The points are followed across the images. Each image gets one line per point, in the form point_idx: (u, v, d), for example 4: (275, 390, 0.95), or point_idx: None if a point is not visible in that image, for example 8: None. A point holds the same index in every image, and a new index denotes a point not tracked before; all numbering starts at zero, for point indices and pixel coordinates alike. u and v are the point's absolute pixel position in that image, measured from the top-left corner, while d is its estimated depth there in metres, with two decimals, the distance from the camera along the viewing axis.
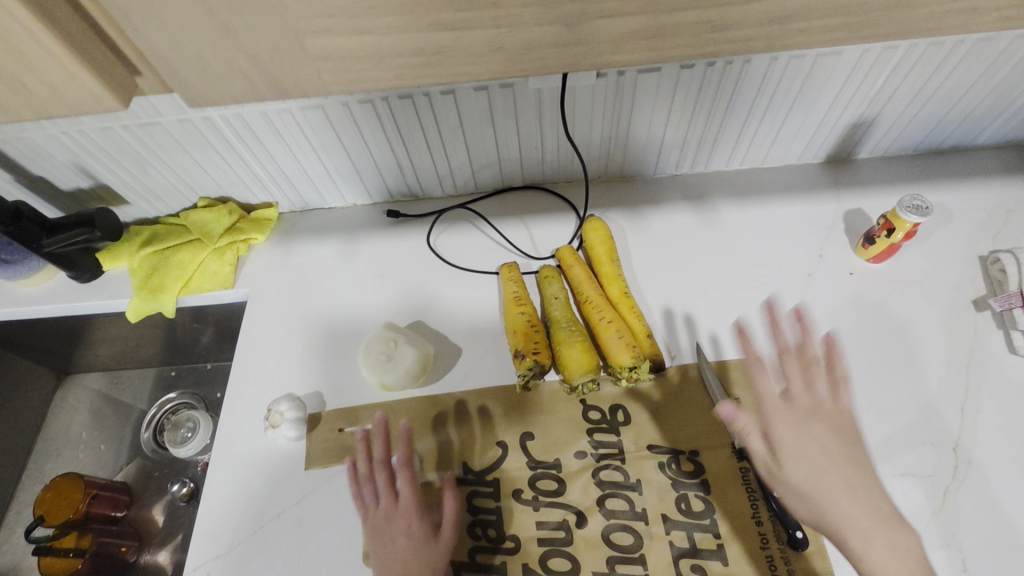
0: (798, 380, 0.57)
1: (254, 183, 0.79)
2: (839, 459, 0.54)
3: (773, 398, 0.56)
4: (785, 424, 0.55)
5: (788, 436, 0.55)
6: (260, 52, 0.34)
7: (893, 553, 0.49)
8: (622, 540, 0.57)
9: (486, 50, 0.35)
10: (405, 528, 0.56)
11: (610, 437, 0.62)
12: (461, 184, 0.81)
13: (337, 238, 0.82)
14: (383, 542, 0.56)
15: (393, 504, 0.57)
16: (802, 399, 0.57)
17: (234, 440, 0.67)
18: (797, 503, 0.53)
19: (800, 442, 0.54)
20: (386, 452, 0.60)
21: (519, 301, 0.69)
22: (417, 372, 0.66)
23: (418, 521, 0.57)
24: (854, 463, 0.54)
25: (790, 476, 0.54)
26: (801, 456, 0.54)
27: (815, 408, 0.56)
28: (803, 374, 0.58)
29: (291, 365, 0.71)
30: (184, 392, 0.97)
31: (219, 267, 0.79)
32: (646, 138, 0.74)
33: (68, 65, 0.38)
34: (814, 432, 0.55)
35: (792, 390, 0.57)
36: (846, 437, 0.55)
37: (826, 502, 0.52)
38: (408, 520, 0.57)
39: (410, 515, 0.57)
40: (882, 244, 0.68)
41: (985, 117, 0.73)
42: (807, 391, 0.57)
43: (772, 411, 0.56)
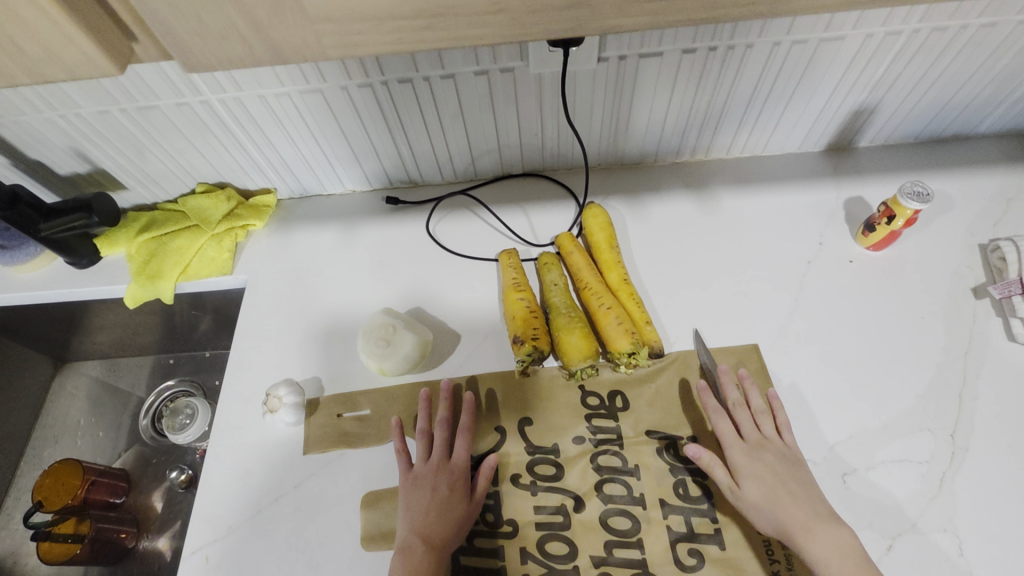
0: (746, 418, 0.59)
1: (253, 169, 0.79)
2: (791, 481, 0.55)
3: (725, 431, 0.58)
4: (738, 454, 0.57)
5: (740, 460, 0.56)
6: (260, 13, 0.33)
7: (833, 546, 0.50)
8: (620, 525, 0.57)
9: (488, 13, 0.34)
10: (445, 483, 0.58)
11: (608, 423, 0.62)
12: (461, 171, 0.81)
13: (336, 225, 0.81)
14: (416, 495, 0.57)
15: (438, 461, 0.59)
16: (752, 434, 0.58)
17: (232, 425, 0.67)
18: (758, 519, 0.54)
19: (754, 468, 0.55)
20: (449, 413, 0.62)
21: (518, 287, 0.69)
22: (416, 356, 0.66)
23: (458, 481, 0.58)
24: (804, 487, 0.55)
25: (749, 495, 0.54)
26: (756, 479, 0.55)
27: (763, 441, 0.58)
28: (750, 414, 0.60)
29: (290, 351, 0.71)
30: (182, 379, 0.97)
31: (218, 254, 0.79)
32: (646, 125, 0.74)
33: (67, 31, 0.34)
34: (765, 460, 0.56)
35: (742, 426, 0.59)
36: (796, 465, 0.56)
37: (774, 512, 0.53)
38: (449, 477, 0.58)
39: (452, 473, 0.58)
40: (882, 232, 0.68)
41: (986, 105, 0.73)
42: (756, 427, 0.59)
43: (726, 441, 0.58)
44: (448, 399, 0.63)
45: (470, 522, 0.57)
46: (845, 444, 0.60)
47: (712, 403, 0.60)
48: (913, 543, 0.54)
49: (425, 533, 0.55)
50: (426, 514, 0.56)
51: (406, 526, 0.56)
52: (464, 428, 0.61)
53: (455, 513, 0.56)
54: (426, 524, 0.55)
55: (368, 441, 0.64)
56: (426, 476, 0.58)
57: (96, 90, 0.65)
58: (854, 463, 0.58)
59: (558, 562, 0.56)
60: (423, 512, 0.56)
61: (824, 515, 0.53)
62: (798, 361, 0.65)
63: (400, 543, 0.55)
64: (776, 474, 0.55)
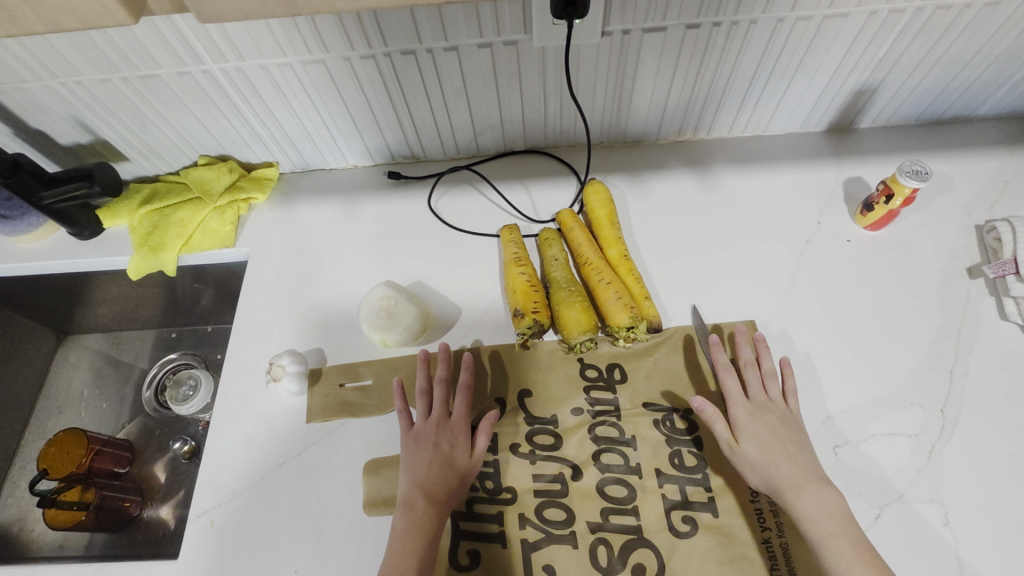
0: (755, 380, 0.60)
1: (255, 141, 0.79)
2: (789, 442, 0.56)
3: (732, 390, 0.59)
4: (742, 412, 0.58)
5: (744, 419, 0.58)
6: None
7: (818, 504, 0.52)
8: (616, 493, 0.58)
9: None
10: (446, 440, 0.59)
11: (606, 395, 0.63)
12: (463, 147, 0.81)
13: (338, 199, 0.82)
14: (419, 453, 0.58)
15: (439, 418, 0.60)
16: (758, 395, 0.59)
17: (235, 393, 0.68)
18: (751, 475, 0.55)
19: (756, 426, 0.57)
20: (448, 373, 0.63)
21: (519, 262, 0.70)
22: (419, 329, 0.67)
23: (459, 438, 0.59)
24: (800, 449, 0.56)
25: (746, 451, 0.56)
26: (755, 438, 0.56)
27: (768, 402, 0.59)
28: (759, 376, 0.60)
29: (292, 322, 0.72)
30: (185, 352, 0.98)
31: (220, 226, 0.79)
32: (649, 103, 0.74)
33: None
34: (767, 421, 0.57)
35: (749, 385, 0.60)
36: (796, 429, 0.57)
37: (768, 469, 0.54)
38: (450, 434, 0.59)
39: (453, 431, 0.59)
40: (881, 211, 0.68)
41: (988, 87, 0.73)
42: (763, 389, 0.60)
43: (732, 398, 0.59)
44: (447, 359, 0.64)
45: (472, 476, 0.58)
46: (837, 417, 0.61)
47: (723, 359, 0.61)
48: (900, 512, 0.56)
49: (428, 488, 0.56)
50: (428, 470, 0.57)
51: (409, 482, 0.57)
52: (463, 386, 0.62)
53: (456, 469, 0.57)
54: (429, 480, 0.56)
55: (370, 410, 0.65)
56: (427, 433, 0.59)
57: (98, 58, 0.65)
58: (844, 436, 0.60)
59: (555, 527, 0.57)
60: (424, 469, 0.57)
61: (815, 476, 0.54)
62: (793, 338, 0.66)
63: (403, 498, 0.56)
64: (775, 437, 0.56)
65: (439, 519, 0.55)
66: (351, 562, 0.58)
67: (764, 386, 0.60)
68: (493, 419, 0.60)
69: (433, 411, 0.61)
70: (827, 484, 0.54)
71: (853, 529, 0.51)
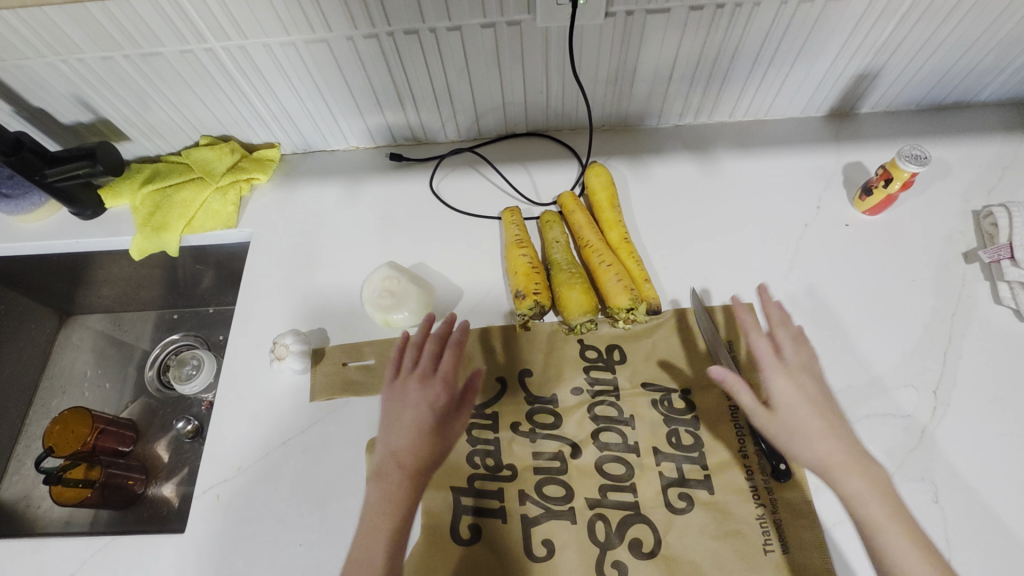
0: (788, 342, 0.58)
1: (256, 122, 0.79)
2: (827, 407, 0.54)
3: (766, 353, 0.57)
4: (780, 376, 0.55)
5: (781, 383, 0.55)
6: None
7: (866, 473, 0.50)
8: (615, 470, 0.60)
9: None
10: (428, 402, 0.56)
11: (605, 374, 0.64)
12: (465, 129, 0.81)
13: (340, 180, 0.82)
14: (396, 411, 0.56)
15: (423, 378, 0.58)
16: (792, 358, 0.57)
17: (239, 372, 0.69)
18: (792, 442, 0.53)
19: (796, 391, 0.55)
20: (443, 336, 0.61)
21: (520, 244, 0.70)
22: (421, 310, 0.68)
23: (441, 400, 0.56)
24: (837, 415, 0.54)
25: (785, 418, 0.54)
26: (796, 403, 0.54)
27: (806, 365, 0.57)
28: (790, 338, 0.59)
29: (295, 302, 0.73)
30: (186, 333, 0.99)
31: (222, 207, 0.79)
32: (651, 86, 0.74)
33: None
34: (805, 384, 0.55)
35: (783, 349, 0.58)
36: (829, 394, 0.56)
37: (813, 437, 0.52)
38: (433, 397, 0.56)
39: (435, 391, 0.57)
40: (879, 195, 0.69)
41: (989, 72, 0.73)
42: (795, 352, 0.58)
43: (766, 362, 0.57)
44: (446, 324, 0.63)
45: (452, 442, 0.56)
46: (832, 398, 0.62)
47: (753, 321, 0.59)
48: None
49: (407, 450, 0.53)
50: (407, 435, 0.54)
51: (387, 444, 0.54)
52: (454, 348, 0.60)
53: (437, 432, 0.55)
54: (408, 442, 0.54)
55: (373, 389, 0.66)
56: (410, 393, 0.57)
57: (99, 35, 0.64)
58: None
59: (554, 503, 0.58)
60: (398, 430, 0.54)
61: (855, 444, 0.53)
62: (790, 321, 0.67)
63: (382, 461, 0.53)
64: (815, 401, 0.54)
65: (417, 484, 0.53)
66: (355, 536, 0.59)
67: (797, 349, 0.58)
68: (477, 381, 0.58)
69: (418, 371, 0.59)
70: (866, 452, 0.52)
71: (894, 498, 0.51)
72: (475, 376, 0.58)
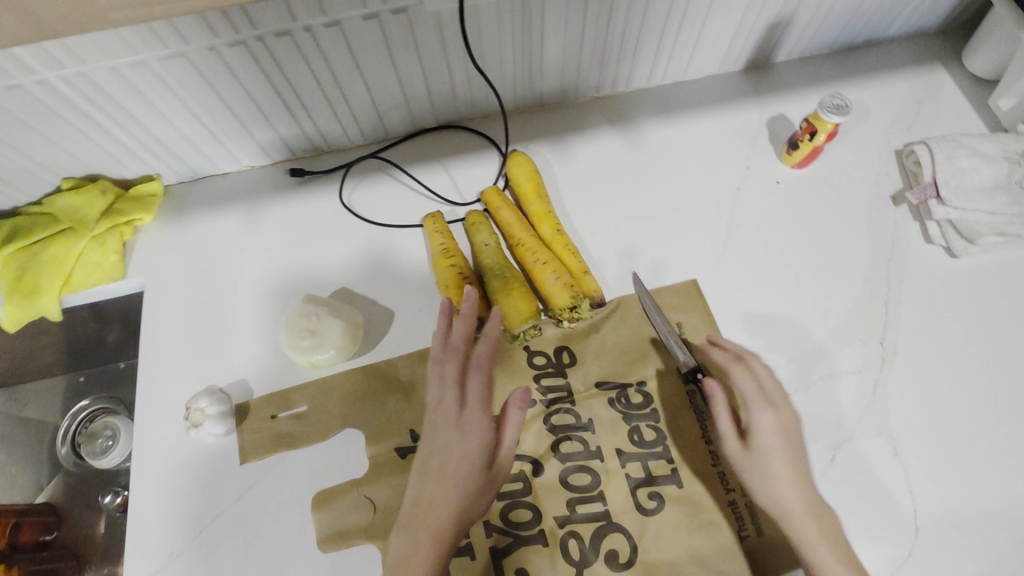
0: (750, 382, 0.53)
1: (125, 155, 0.68)
2: (792, 457, 0.50)
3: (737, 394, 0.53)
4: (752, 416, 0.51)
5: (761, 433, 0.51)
6: None
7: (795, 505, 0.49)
8: (580, 481, 0.57)
9: None
10: (460, 441, 0.49)
11: (557, 380, 0.60)
12: (369, 131, 0.73)
13: (238, 206, 0.73)
14: (168, 406, 0.63)
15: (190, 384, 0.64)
16: (758, 397, 0.53)
17: (154, 446, 0.61)
18: (760, 489, 0.50)
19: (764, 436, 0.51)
20: (207, 354, 0.65)
21: (447, 253, 0.65)
22: (348, 345, 0.61)
23: (477, 432, 0.50)
24: (798, 457, 0.51)
25: (756, 459, 0.50)
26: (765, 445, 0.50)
27: (782, 407, 0.52)
28: (753, 376, 0.54)
29: (207, 355, 0.65)
30: (98, 398, 0.88)
31: (104, 257, 0.69)
32: (561, 60, 0.69)
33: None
34: (772, 425, 0.51)
35: (745, 388, 0.53)
36: (797, 436, 0.52)
37: (772, 485, 0.49)
38: (182, 398, 0.63)
39: (471, 425, 0.50)
40: (806, 148, 0.67)
41: (895, 8, 0.72)
42: (760, 390, 0.53)
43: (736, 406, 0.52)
44: (219, 350, 0.65)
45: (202, 449, 0.60)
46: (787, 365, 0.61)
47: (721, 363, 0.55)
48: (851, 452, 0.58)
49: (436, 497, 0.48)
50: (155, 428, 0.62)
51: (414, 491, 0.49)
52: (217, 363, 0.64)
53: (468, 476, 0.49)
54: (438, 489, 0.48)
55: (310, 439, 0.60)
56: (432, 419, 0.51)
57: None
58: (794, 383, 0.60)
59: (523, 528, 0.55)
60: (155, 422, 0.62)
61: (816, 497, 0.50)
62: (736, 292, 0.65)
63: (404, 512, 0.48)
64: (789, 442, 0.51)
65: (447, 546, 0.47)
66: None
67: (764, 388, 0.53)
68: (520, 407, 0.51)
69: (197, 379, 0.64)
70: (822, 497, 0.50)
71: (827, 518, 0.49)
72: (237, 385, 0.63)
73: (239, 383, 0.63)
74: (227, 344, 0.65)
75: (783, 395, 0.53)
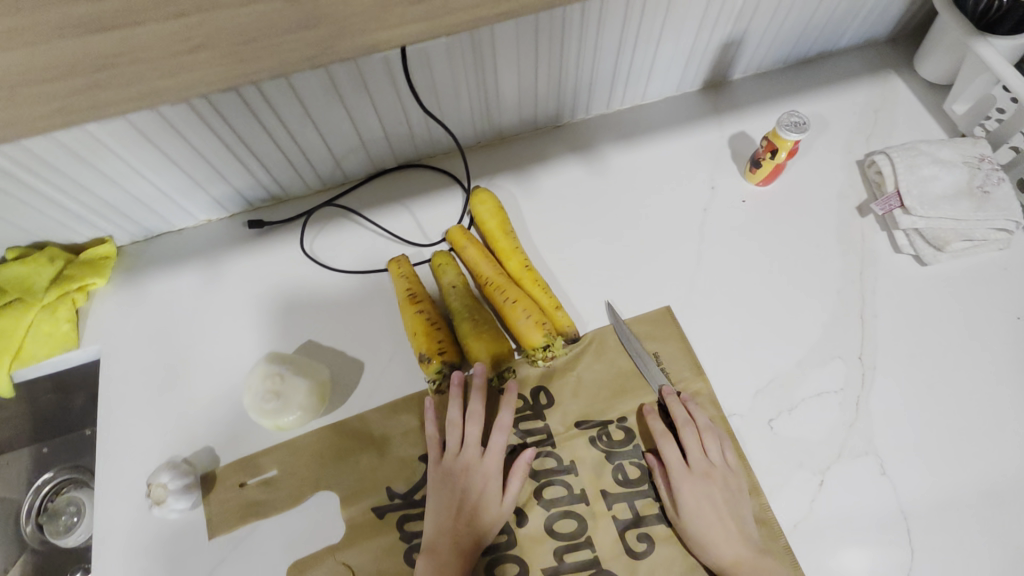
0: (694, 442, 0.55)
1: (72, 220, 0.65)
2: (730, 517, 0.53)
3: (673, 460, 0.55)
4: (685, 482, 0.54)
5: (693, 501, 0.53)
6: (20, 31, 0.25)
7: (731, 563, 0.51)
8: (567, 528, 0.55)
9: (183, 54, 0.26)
10: (477, 483, 0.55)
11: (536, 423, 0.59)
12: (327, 176, 0.72)
13: (196, 263, 0.70)
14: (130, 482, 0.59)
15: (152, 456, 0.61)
16: (698, 461, 0.55)
17: (116, 526, 0.57)
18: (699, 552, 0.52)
19: (700, 502, 0.53)
20: (169, 422, 0.62)
21: (414, 299, 0.63)
22: (315, 404, 0.59)
23: (492, 474, 0.55)
24: (739, 515, 0.53)
25: (692, 525, 0.53)
26: (699, 510, 0.53)
27: (716, 471, 0.54)
28: (698, 436, 0.56)
29: (170, 423, 0.62)
30: (62, 470, 0.84)
31: (55, 327, 0.66)
32: (517, 93, 0.68)
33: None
34: (708, 490, 0.54)
35: (689, 450, 0.55)
36: (738, 495, 0.54)
37: (708, 548, 0.52)
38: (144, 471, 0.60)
39: (486, 469, 0.55)
40: (768, 166, 0.67)
41: (844, 20, 0.73)
42: (703, 451, 0.55)
43: (675, 470, 0.54)
44: (182, 417, 0.62)
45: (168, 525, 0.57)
46: (768, 388, 0.60)
47: (659, 428, 0.57)
48: (838, 476, 0.56)
49: (455, 532, 0.53)
50: (116, 507, 0.58)
51: (434, 528, 0.53)
52: (179, 431, 0.61)
53: (483, 514, 0.54)
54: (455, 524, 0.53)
55: (281, 505, 0.57)
56: (436, 476, 0.56)
57: None
58: (776, 408, 0.59)
59: None
60: (116, 500, 0.59)
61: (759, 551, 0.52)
62: (710, 317, 0.64)
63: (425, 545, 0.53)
64: (718, 509, 0.53)
65: None
66: None
67: (704, 450, 0.55)
68: (529, 459, 0.55)
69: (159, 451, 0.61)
70: (762, 550, 0.52)
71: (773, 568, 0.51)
72: (202, 453, 0.60)
73: (203, 451, 0.60)
74: (190, 410, 0.62)
75: (725, 453, 0.56)
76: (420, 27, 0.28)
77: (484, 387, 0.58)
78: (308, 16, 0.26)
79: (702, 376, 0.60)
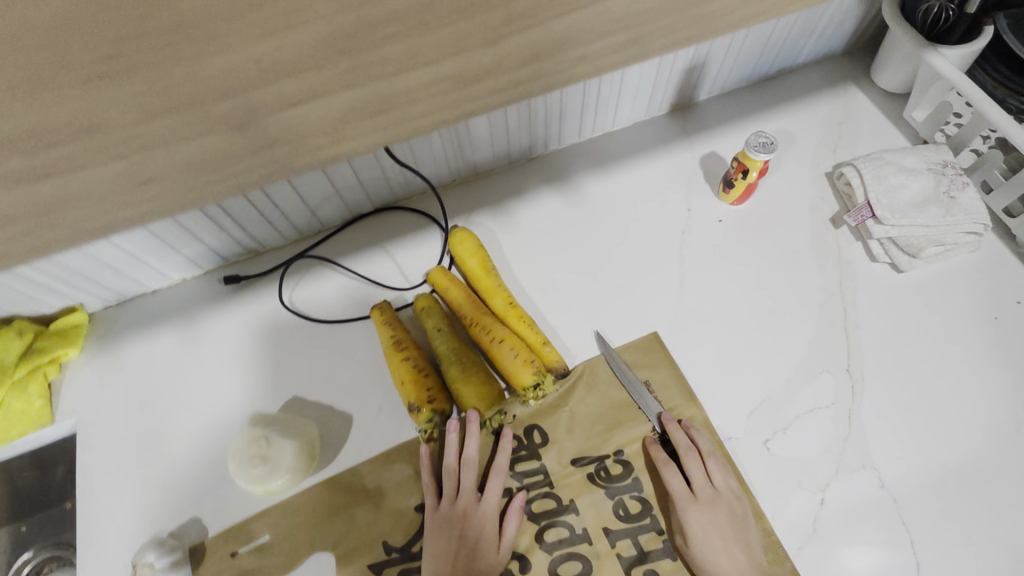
0: (698, 469, 0.55)
1: (40, 292, 0.63)
2: (735, 544, 0.53)
3: (677, 487, 0.55)
4: (690, 510, 0.54)
5: (700, 529, 0.53)
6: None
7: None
8: (571, 570, 0.54)
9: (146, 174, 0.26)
10: (476, 526, 0.55)
11: (532, 464, 0.58)
12: (303, 226, 0.71)
13: (173, 324, 0.68)
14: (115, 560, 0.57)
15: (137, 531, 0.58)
16: (703, 488, 0.55)
17: None
18: None
19: (705, 530, 0.53)
20: (153, 494, 0.60)
21: (399, 346, 0.61)
22: (304, 464, 0.57)
23: (490, 517, 0.56)
24: (744, 542, 0.53)
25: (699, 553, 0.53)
26: (706, 538, 0.53)
27: (722, 497, 0.54)
28: (701, 463, 0.56)
29: (154, 494, 0.59)
30: (42, 547, 0.80)
31: (26, 404, 0.63)
32: (488, 131, 0.68)
33: None
34: (714, 517, 0.54)
35: (693, 477, 0.55)
36: (744, 520, 0.54)
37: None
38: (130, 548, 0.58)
39: (484, 512, 0.56)
40: (740, 186, 0.68)
41: (801, 38, 0.74)
42: (707, 478, 0.55)
43: (679, 499, 0.54)
44: (167, 487, 0.60)
45: None
46: (762, 408, 0.60)
47: (662, 456, 0.57)
48: (839, 493, 0.56)
49: None
50: None
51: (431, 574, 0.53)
52: (165, 503, 0.59)
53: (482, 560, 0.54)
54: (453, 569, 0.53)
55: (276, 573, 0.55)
56: (432, 521, 0.55)
57: None
58: (771, 428, 0.59)
59: None
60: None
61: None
62: (698, 340, 0.64)
63: None
64: (725, 536, 0.53)
65: None
66: None
67: (709, 476, 0.55)
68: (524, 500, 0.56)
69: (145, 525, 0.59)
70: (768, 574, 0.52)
71: None
72: (189, 523, 0.58)
73: (190, 521, 0.58)
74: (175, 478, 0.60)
75: (729, 479, 0.55)
76: (375, 138, 0.28)
77: (477, 432, 0.58)
78: (262, 136, 0.26)
79: (695, 401, 0.60)
